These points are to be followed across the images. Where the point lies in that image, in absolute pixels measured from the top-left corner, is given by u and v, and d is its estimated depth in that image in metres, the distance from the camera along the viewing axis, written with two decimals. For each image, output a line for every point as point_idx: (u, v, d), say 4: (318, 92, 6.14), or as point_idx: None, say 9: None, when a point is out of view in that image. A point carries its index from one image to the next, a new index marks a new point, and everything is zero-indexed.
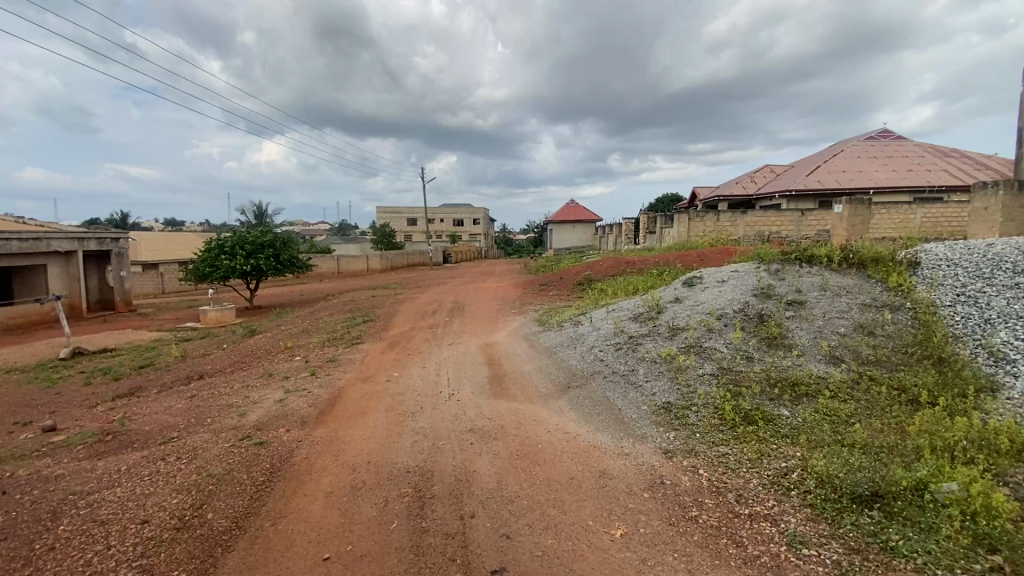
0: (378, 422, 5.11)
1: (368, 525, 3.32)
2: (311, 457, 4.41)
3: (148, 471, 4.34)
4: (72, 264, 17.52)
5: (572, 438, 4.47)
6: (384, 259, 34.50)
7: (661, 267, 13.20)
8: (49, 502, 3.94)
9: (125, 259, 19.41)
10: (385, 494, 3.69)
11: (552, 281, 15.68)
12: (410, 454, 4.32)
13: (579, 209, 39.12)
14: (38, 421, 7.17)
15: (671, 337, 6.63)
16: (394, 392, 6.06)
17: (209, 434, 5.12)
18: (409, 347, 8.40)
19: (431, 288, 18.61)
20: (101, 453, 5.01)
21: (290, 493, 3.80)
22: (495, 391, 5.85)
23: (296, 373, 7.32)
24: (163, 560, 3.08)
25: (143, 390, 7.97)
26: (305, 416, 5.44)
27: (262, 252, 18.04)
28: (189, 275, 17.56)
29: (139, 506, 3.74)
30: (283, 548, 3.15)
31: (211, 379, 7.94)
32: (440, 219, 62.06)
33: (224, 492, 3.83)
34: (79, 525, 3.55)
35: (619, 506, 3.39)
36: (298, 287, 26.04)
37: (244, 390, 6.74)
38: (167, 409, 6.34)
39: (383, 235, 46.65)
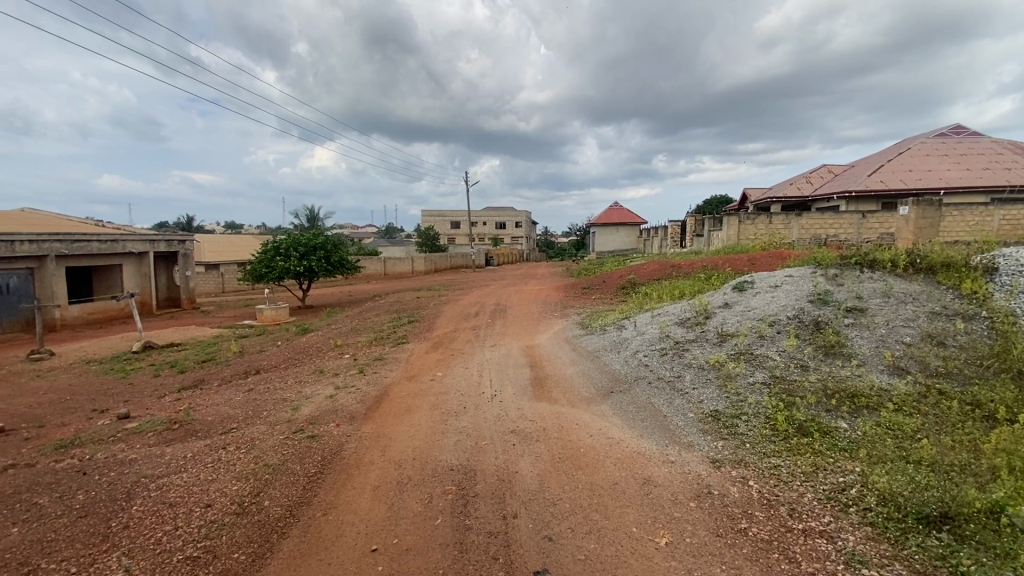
0: (422, 420, 5.22)
1: (413, 519, 3.41)
2: (359, 452, 4.55)
3: (211, 459, 4.62)
4: (143, 264, 18.86)
5: (616, 443, 4.42)
6: (428, 261, 35.30)
7: (709, 270, 12.85)
8: (124, 484, 4.27)
9: (191, 260, 20.76)
10: (429, 491, 3.77)
11: (595, 283, 15.52)
12: (454, 453, 4.39)
13: (623, 212, 38.71)
14: (113, 408, 7.77)
15: (720, 343, 6.43)
16: (438, 391, 6.17)
17: (266, 426, 5.40)
18: (453, 348, 8.54)
19: (474, 290, 18.92)
20: (167, 441, 5.36)
21: (339, 485, 3.95)
22: (537, 393, 5.86)
23: (345, 370, 7.59)
24: (225, 542, 3.27)
25: (206, 383, 8.50)
26: (354, 412, 5.63)
27: (314, 254, 18.84)
28: (246, 276, 18.51)
29: (204, 491, 3.98)
30: (333, 537, 3.28)
31: (266, 375, 8.33)
32: (483, 221, 62.75)
33: (279, 481, 4.03)
34: (150, 506, 3.83)
35: (664, 514, 3.32)
36: (347, 287, 27.64)
37: (297, 385, 7.04)
38: (226, 402, 6.70)
39: (427, 237, 47.65)
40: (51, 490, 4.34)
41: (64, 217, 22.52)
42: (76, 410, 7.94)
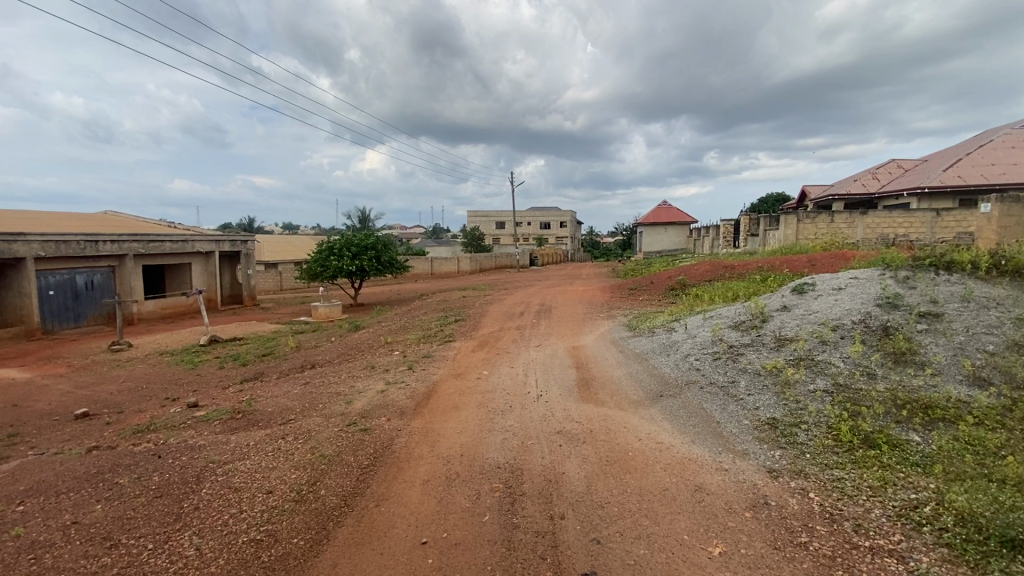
0: (469, 417, 5.30)
1: (461, 515, 3.46)
2: (409, 446, 4.67)
3: (272, 447, 4.87)
4: (209, 263, 20.13)
5: (666, 449, 4.31)
6: (473, 260, 35.79)
7: (764, 272, 12.32)
8: (194, 468, 4.57)
9: (252, 259, 21.96)
10: (476, 487, 3.82)
11: (642, 284, 15.24)
12: (500, 451, 4.42)
13: (671, 211, 37.77)
14: (183, 397, 8.35)
15: (777, 348, 6.15)
16: (484, 389, 6.24)
17: (321, 418, 5.63)
18: (498, 347, 8.60)
19: (520, 290, 19.01)
20: (231, 429, 5.69)
21: (390, 478, 4.07)
22: (583, 394, 5.81)
23: (396, 366, 7.81)
24: (285, 527, 3.43)
25: (265, 376, 8.98)
26: (404, 407, 5.78)
27: (366, 254, 19.48)
28: (303, 275, 19.37)
29: (265, 477, 4.20)
30: (385, 528, 3.38)
31: (321, 369, 8.70)
32: (528, 221, 62.85)
33: (335, 472, 4.20)
34: (218, 490, 4.08)
35: (717, 523, 3.21)
36: (396, 286, 28.42)
37: (350, 380, 7.30)
38: (285, 394, 7.05)
39: (473, 237, 48.28)
40: (130, 471, 4.71)
41: (142, 219, 24.41)
42: (151, 398, 8.59)
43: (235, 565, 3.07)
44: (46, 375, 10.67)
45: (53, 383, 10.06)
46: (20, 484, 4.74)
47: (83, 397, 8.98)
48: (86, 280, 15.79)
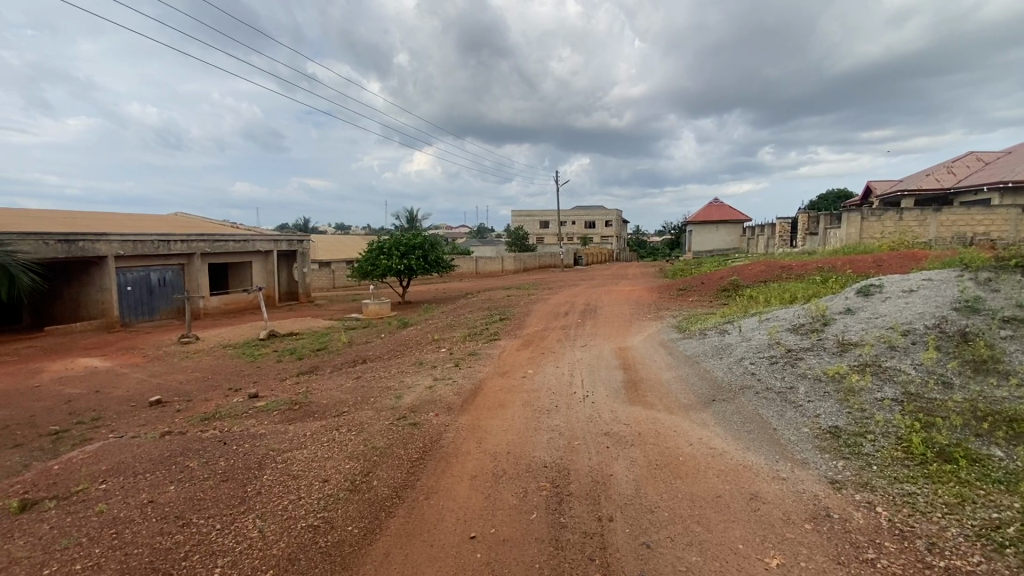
0: (516, 416, 5.32)
1: (509, 512, 3.48)
2: (457, 442, 4.75)
3: (327, 438, 5.08)
4: (268, 261, 21.21)
5: (719, 455, 4.17)
6: (518, 259, 35.93)
7: (825, 273, 11.67)
8: (256, 455, 4.84)
9: (307, 258, 22.94)
10: (524, 485, 3.83)
11: (692, 285, 14.79)
12: (547, 450, 4.42)
13: (723, 210, 36.48)
14: (245, 388, 8.85)
15: (840, 354, 5.82)
16: (530, 388, 6.25)
17: (372, 412, 5.82)
18: (543, 347, 8.59)
19: (565, 290, 18.91)
20: (289, 419, 5.98)
21: (439, 472, 4.15)
22: (631, 396, 5.72)
23: (443, 363, 7.95)
24: (340, 515, 3.57)
25: (320, 370, 9.37)
26: (451, 403, 5.88)
27: (414, 253, 19.94)
28: (354, 273, 20.04)
29: (321, 466, 4.39)
30: (435, 520, 3.46)
31: (371, 364, 8.98)
32: (573, 220, 62.39)
33: (386, 464, 4.33)
34: (278, 476, 4.29)
35: (775, 534, 3.08)
36: (441, 285, 28.90)
37: (399, 375, 7.50)
38: (338, 387, 7.33)
39: (517, 236, 48.43)
40: (199, 456, 5.03)
41: (208, 220, 26.04)
42: (216, 387, 9.15)
43: (295, 549, 3.23)
44: (125, 364, 11.58)
45: (131, 371, 10.91)
46: (104, 463, 5.17)
47: (157, 385, 9.69)
48: (159, 277, 17.01)
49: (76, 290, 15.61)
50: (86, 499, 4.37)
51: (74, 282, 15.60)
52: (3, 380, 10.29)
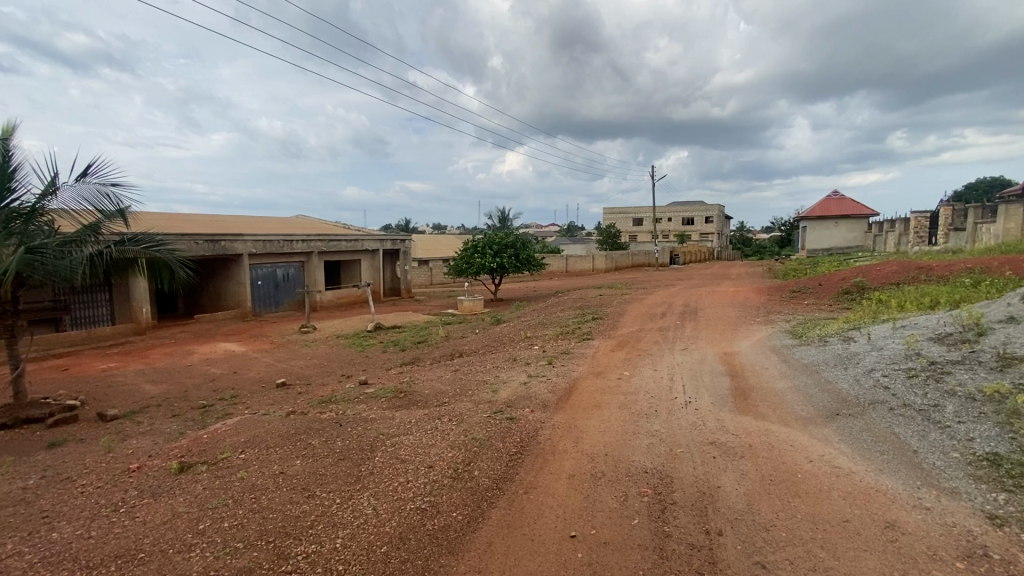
0: (613, 417, 5.22)
1: (609, 515, 3.43)
2: (554, 440, 4.77)
3: (430, 426, 5.36)
4: (375, 259, 22.85)
5: (845, 476, 3.76)
6: (610, 258, 35.23)
7: (974, 275, 10.08)
8: (368, 438, 5.23)
9: (408, 256, 24.35)
10: (624, 489, 3.75)
11: (807, 286, 13.52)
12: (647, 455, 4.28)
13: (844, 204, 32.88)
14: (355, 375, 9.62)
15: (1000, 369, 4.98)
16: (627, 390, 6.10)
17: (471, 404, 6.04)
18: (640, 348, 8.35)
19: (661, 289, 18.22)
20: (395, 407, 6.40)
21: (537, 468, 4.20)
22: (739, 405, 5.36)
23: (536, 360, 8.03)
24: (445, 501, 3.75)
25: (420, 361, 9.91)
26: (546, 400, 5.92)
27: (506, 252, 20.33)
28: (450, 271, 20.91)
29: (426, 453, 4.64)
30: (535, 515, 3.50)
31: (468, 358, 9.32)
32: (669, 218, 59.78)
33: (486, 455, 4.46)
34: (388, 459, 4.60)
35: (918, 570, 2.72)
36: (533, 283, 29.19)
37: (494, 370, 7.70)
38: (438, 379, 7.70)
39: (609, 234, 47.41)
40: (320, 435, 5.56)
41: (324, 221, 28.65)
42: (331, 373, 10.07)
43: (405, 528, 3.44)
44: (257, 349, 13.11)
45: (261, 356, 12.33)
46: (242, 435, 5.89)
47: (283, 369, 10.87)
48: (283, 272, 19.01)
49: (218, 284, 17.94)
50: (229, 466, 5.01)
51: (217, 277, 17.94)
52: (165, 359, 12.15)
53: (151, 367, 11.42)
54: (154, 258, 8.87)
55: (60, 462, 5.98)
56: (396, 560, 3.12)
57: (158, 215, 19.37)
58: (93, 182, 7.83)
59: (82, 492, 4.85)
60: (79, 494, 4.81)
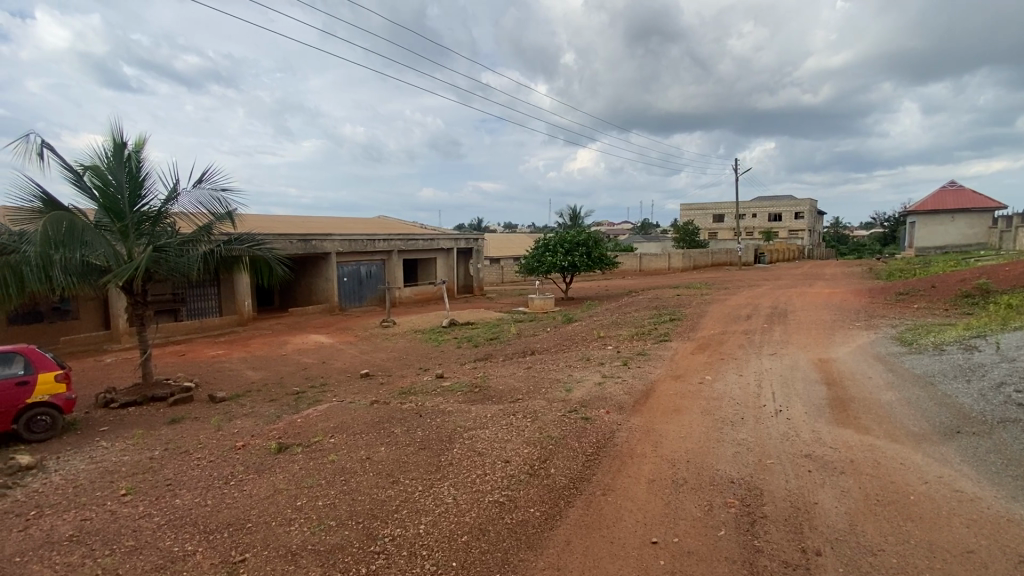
0: (694, 423, 5.01)
1: (693, 523, 3.30)
2: (632, 442, 4.66)
3: (506, 422, 5.44)
4: (450, 257, 23.59)
5: (969, 501, 3.34)
6: (687, 257, 33.79)
7: None
8: (447, 429, 5.41)
9: (482, 254, 24.87)
10: (708, 498, 3.59)
11: (916, 288, 12.17)
12: (732, 465, 4.07)
13: (963, 196, 29.17)
14: (432, 369, 9.98)
15: None
16: (709, 395, 5.83)
17: (545, 401, 6.05)
18: (722, 351, 7.94)
19: (744, 290, 17.19)
20: (471, 401, 6.56)
21: (615, 470, 4.14)
22: (838, 416, 4.94)
23: (611, 361, 7.89)
24: (522, 496, 3.79)
25: (493, 358, 10.08)
26: (622, 402, 5.80)
27: (578, 250, 20.14)
28: (522, 269, 21.10)
29: (503, 447, 4.71)
30: (613, 518, 3.45)
31: (541, 356, 9.35)
32: (754, 214, 56.21)
33: (562, 454, 4.46)
34: (466, 452, 4.73)
35: None
36: (606, 282, 28.65)
37: (567, 369, 7.66)
38: (511, 376, 7.79)
39: (687, 231, 45.39)
40: (401, 424, 5.82)
41: (403, 221, 29.97)
42: (409, 366, 10.53)
43: (484, 520, 3.53)
44: (342, 342, 13.99)
45: (346, 348, 13.14)
46: (331, 421, 6.31)
47: (366, 361, 11.52)
48: (367, 270, 20.12)
49: (309, 280, 19.35)
50: (321, 449, 5.39)
51: (308, 274, 19.35)
52: (263, 348, 13.30)
53: (252, 355, 12.56)
54: (256, 257, 9.78)
55: (179, 436, 6.74)
56: (476, 550, 3.21)
57: (258, 216, 21.21)
58: (207, 188, 8.74)
59: (198, 464, 5.44)
60: (195, 466, 5.40)
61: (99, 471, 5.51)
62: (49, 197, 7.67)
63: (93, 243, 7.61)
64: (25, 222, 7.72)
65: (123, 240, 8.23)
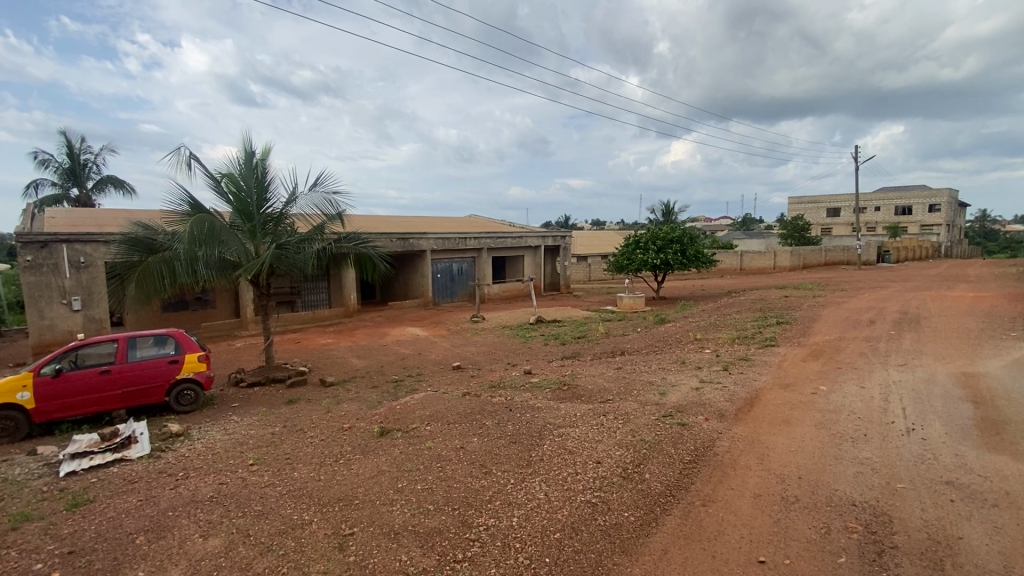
0: (806, 437, 4.60)
1: (807, 546, 3.03)
2: (734, 453, 4.38)
3: (596, 421, 5.37)
4: (537, 255, 23.75)
5: None
6: (795, 255, 31.01)
7: None
8: (537, 425, 5.45)
9: (569, 252, 24.73)
10: (825, 520, 3.28)
11: None
12: (853, 486, 3.68)
13: None
14: (519, 365, 10.13)
15: None
16: (824, 408, 5.31)
17: (637, 404, 5.88)
18: (838, 360, 7.19)
19: (865, 292, 15.40)
20: (560, 398, 6.56)
21: (715, 481, 3.92)
22: (988, 440, 4.26)
23: (709, 365, 7.47)
24: (615, 499, 3.72)
25: (582, 356, 9.99)
26: (722, 409, 5.47)
27: (671, 247, 19.28)
28: (612, 267, 20.67)
29: (594, 448, 4.65)
30: (715, 531, 3.27)
31: (631, 357, 9.10)
32: (877, 206, 50.14)
33: (658, 459, 4.30)
34: (556, 449, 4.74)
35: None
36: (701, 282, 27.17)
37: (661, 372, 7.38)
38: (601, 375, 7.66)
39: (795, 227, 41.54)
40: (492, 417, 5.96)
41: (493, 220, 30.65)
42: (498, 361, 10.77)
43: (577, 519, 3.51)
44: (435, 335, 14.65)
45: (440, 341, 13.75)
46: (427, 409, 6.63)
47: (457, 354, 11.98)
48: (458, 267, 20.88)
49: (406, 276, 20.49)
50: (418, 435, 5.69)
51: (405, 270, 20.49)
52: (366, 338, 14.33)
53: (356, 344, 13.60)
54: (362, 254, 10.54)
55: (296, 415, 7.49)
56: (569, 549, 3.21)
57: (363, 216, 22.81)
58: (321, 191, 9.57)
59: (312, 442, 6.00)
60: (310, 443, 5.97)
61: (232, 442, 6.29)
62: (195, 201, 8.85)
63: (229, 241, 8.64)
64: (176, 223, 8.96)
65: (252, 238, 9.28)
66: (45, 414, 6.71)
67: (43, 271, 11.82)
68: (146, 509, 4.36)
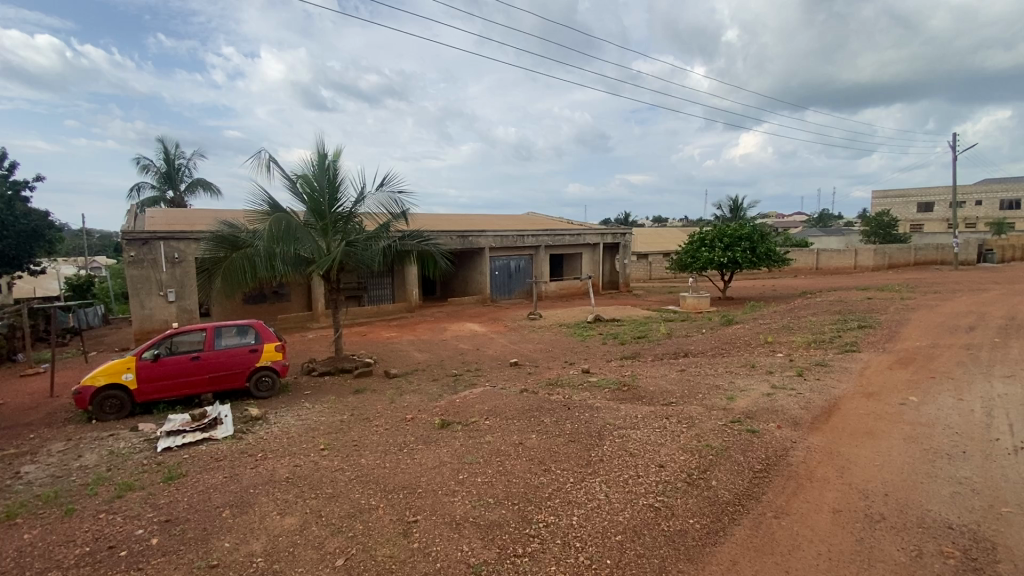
0: (893, 451, 4.24)
1: (894, 569, 2.81)
2: (809, 464, 4.13)
3: (659, 424, 5.23)
4: (596, 252, 23.40)
5: None
6: (880, 254, 28.61)
7: None
8: (596, 425, 5.39)
9: (629, 249, 24.18)
10: (916, 542, 3.02)
11: None
12: (949, 507, 3.36)
13: None
14: (578, 363, 10.04)
15: None
16: (914, 420, 4.87)
17: (702, 408, 5.66)
18: (931, 368, 6.57)
19: (964, 294, 13.93)
20: (621, 399, 6.44)
21: (789, 492, 3.71)
22: None
23: (782, 369, 7.06)
24: (680, 505, 3.61)
25: (642, 356, 9.75)
26: (797, 417, 5.16)
27: (739, 244, 18.37)
28: (674, 265, 20.01)
29: (656, 451, 4.53)
30: (789, 546, 3.10)
31: (696, 359, 8.78)
32: (978, 200, 45.21)
33: (725, 466, 4.13)
34: (616, 450, 4.67)
35: None
36: (771, 281, 25.74)
37: (728, 375, 7.06)
38: (663, 377, 7.45)
39: (879, 224, 38.32)
40: (551, 415, 5.96)
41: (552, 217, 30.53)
42: (556, 359, 10.73)
43: (640, 522, 3.45)
44: (494, 331, 14.82)
45: (498, 337, 13.90)
46: (486, 404, 6.73)
47: (515, 350, 12.06)
48: (516, 264, 21.03)
49: (466, 272, 20.90)
50: (478, 429, 5.79)
51: (465, 267, 20.89)
52: (427, 333, 14.76)
53: (418, 338, 14.03)
54: (425, 252, 10.84)
55: (362, 405, 7.85)
56: (631, 552, 3.16)
57: (425, 215, 23.48)
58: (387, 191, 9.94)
59: (377, 431, 6.27)
60: (375, 432, 6.24)
61: (306, 427, 6.69)
62: (274, 201, 9.47)
63: (304, 238, 9.17)
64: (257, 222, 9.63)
65: (324, 236, 9.79)
66: (145, 395, 7.46)
67: (144, 266, 13.11)
68: (231, 485, 4.74)
